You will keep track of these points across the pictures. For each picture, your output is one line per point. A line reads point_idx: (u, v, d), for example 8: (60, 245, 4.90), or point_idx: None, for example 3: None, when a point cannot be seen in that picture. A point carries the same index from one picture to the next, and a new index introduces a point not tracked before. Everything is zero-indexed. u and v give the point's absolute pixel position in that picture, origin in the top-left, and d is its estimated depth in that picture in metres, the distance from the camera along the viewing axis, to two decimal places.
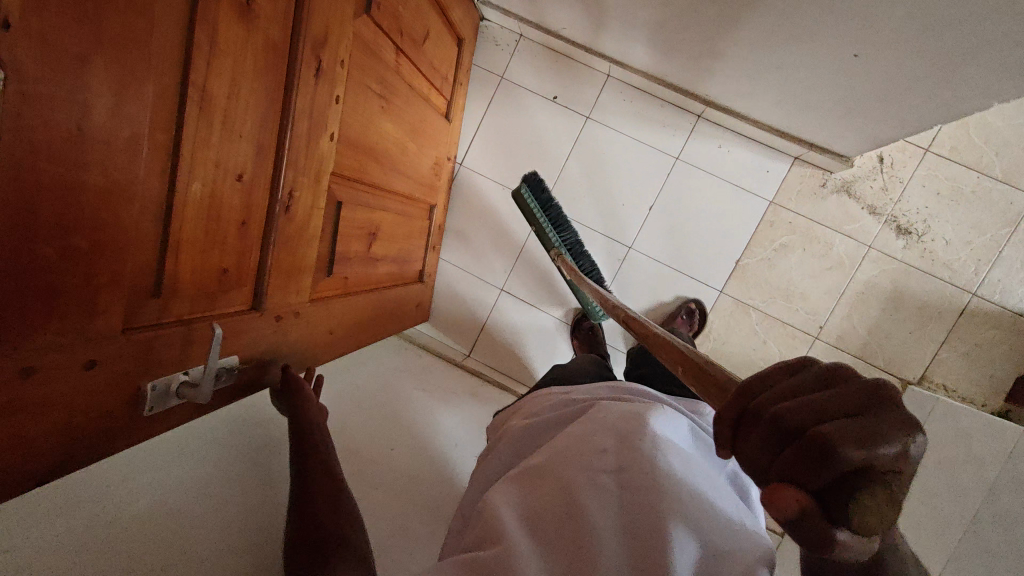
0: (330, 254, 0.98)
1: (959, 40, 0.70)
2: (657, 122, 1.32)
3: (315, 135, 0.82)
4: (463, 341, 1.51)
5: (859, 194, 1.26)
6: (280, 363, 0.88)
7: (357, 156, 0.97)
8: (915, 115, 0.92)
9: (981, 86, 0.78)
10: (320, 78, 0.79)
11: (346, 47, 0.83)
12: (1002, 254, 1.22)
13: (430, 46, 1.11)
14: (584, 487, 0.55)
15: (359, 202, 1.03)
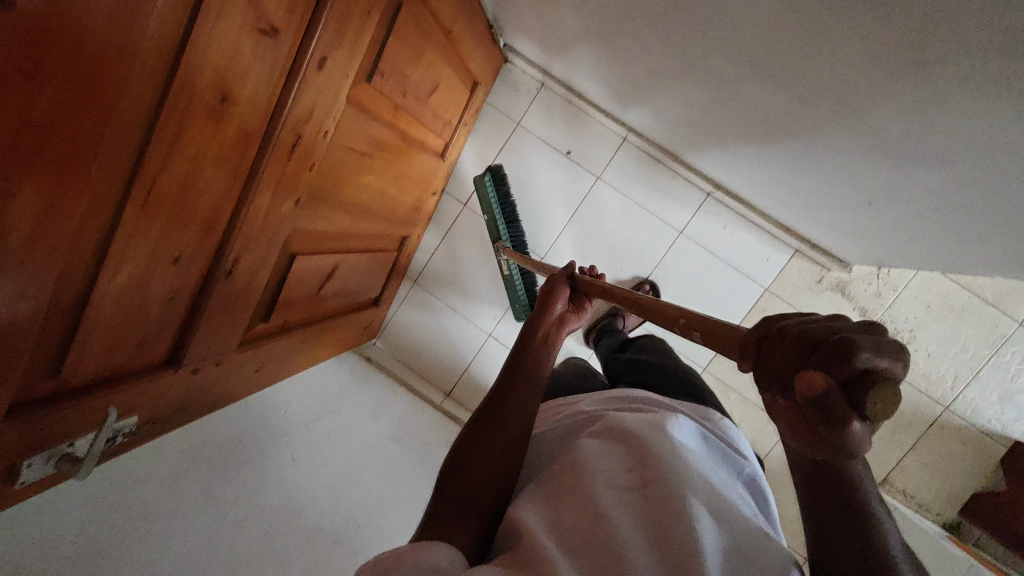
0: (272, 299, 0.89)
1: (993, 212, 0.67)
2: (667, 193, 1.28)
3: (278, 201, 0.73)
4: (444, 380, 1.45)
5: (854, 295, 1.25)
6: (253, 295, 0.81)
7: (326, 212, 0.88)
8: (924, 255, 0.90)
9: (999, 250, 0.76)
10: (298, 148, 0.70)
11: (335, 117, 0.74)
12: (979, 373, 1.23)
13: (437, 96, 1.03)
14: (608, 493, 0.48)
15: (316, 251, 0.93)
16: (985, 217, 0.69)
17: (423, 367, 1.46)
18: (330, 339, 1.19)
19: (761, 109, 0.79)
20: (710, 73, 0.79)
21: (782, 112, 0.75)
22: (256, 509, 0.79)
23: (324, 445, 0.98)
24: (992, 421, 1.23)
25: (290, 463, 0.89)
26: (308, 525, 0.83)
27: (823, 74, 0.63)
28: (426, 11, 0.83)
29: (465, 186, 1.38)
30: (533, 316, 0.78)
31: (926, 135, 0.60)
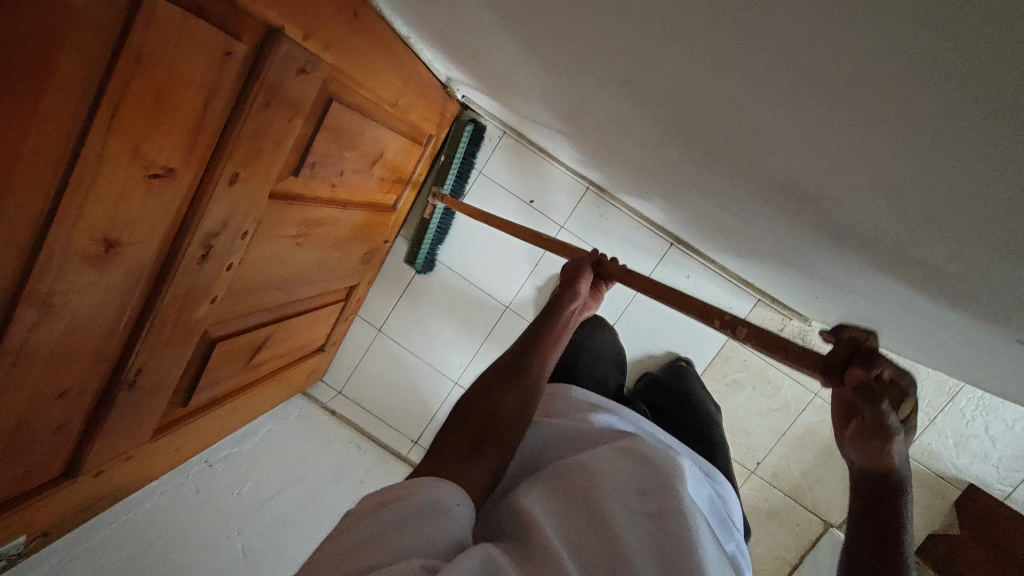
0: (194, 384, 0.80)
1: (923, 325, 0.68)
2: (631, 243, 1.28)
3: (191, 307, 0.66)
4: (411, 427, 1.40)
5: (813, 346, 1.27)
6: (209, 336, 0.76)
7: (253, 294, 0.81)
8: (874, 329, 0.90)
9: (937, 348, 0.77)
10: (210, 257, 0.64)
11: (256, 214, 0.69)
12: (935, 419, 1.25)
13: (385, 161, 0.99)
14: (621, 506, 0.49)
15: (241, 326, 0.84)
16: (928, 330, 0.68)
17: (388, 416, 1.40)
18: (270, 398, 1.13)
19: (708, 203, 0.78)
20: (654, 164, 0.77)
21: (729, 210, 0.74)
22: None
23: (277, 526, 0.93)
24: (949, 465, 1.25)
25: (240, 554, 0.84)
26: None
27: (761, 197, 0.61)
28: (363, 96, 0.80)
29: None
30: (556, 300, 0.77)
31: (862, 265, 0.60)
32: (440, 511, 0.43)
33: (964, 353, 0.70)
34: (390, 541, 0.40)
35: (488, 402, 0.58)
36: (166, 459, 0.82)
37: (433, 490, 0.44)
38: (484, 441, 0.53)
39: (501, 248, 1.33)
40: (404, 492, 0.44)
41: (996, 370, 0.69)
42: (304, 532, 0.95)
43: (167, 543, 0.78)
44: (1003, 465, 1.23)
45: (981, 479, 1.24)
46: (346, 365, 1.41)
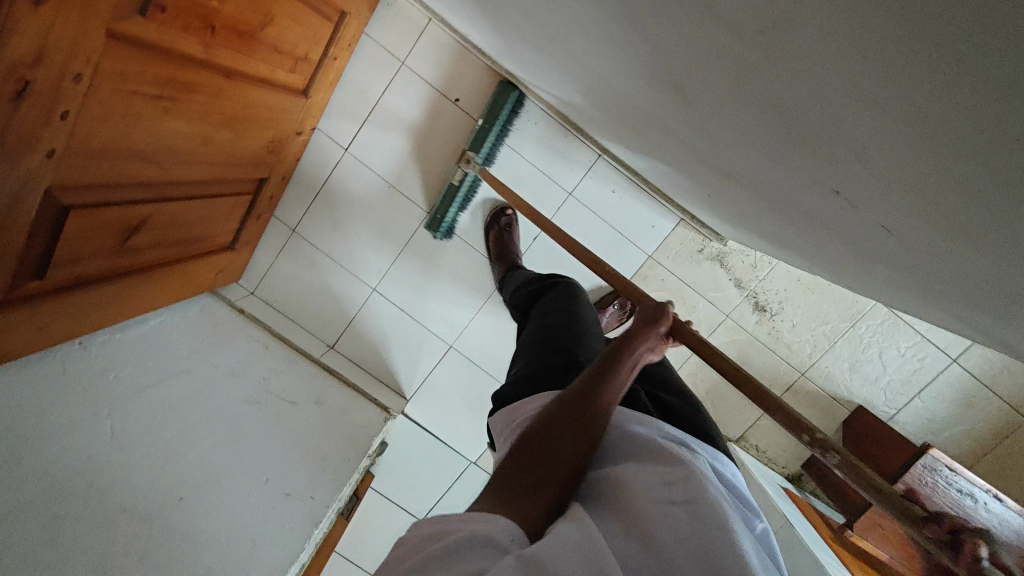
0: (51, 258, 0.71)
1: (792, 230, 0.69)
2: (559, 151, 1.24)
3: (18, 158, 0.57)
4: (326, 332, 1.38)
5: (729, 268, 1.28)
6: (60, 202, 0.66)
7: (110, 159, 0.70)
8: (766, 244, 0.91)
9: (811, 259, 0.78)
10: (30, 97, 0.54)
11: (90, 53, 0.59)
12: (835, 344, 1.30)
13: (277, 27, 0.89)
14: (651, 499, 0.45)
15: (106, 199, 0.74)
16: (797, 236, 0.67)
17: (304, 320, 1.38)
18: (170, 295, 1.04)
19: (606, 93, 0.73)
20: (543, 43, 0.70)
21: (622, 99, 0.70)
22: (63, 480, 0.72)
23: (162, 413, 0.90)
24: (842, 387, 1.32)
25: (108, 434, 0.80)
26: (132, 499, 0.77)
27: (630, 70, 0.57)
28: None
29: (345, 129, 1.26)
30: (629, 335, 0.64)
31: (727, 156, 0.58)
32: (487, 546, 0.38)
33: (832, 264, 0.70)
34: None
35: (554, 432, 0.50)
36: (40, 339, 0.76)
37: (479, 523, 0.40)
38: (546, 482, 0.46)
39: (424, 149, 1.28)
40: (450, 529, 0.40)
41: (854, 278, 0.71)
42: (195, 421, 0.93)
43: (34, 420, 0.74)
44: (890, 388, 1.31)
45: (869, 400, 1.32)
46: (260, 266, 1.35)
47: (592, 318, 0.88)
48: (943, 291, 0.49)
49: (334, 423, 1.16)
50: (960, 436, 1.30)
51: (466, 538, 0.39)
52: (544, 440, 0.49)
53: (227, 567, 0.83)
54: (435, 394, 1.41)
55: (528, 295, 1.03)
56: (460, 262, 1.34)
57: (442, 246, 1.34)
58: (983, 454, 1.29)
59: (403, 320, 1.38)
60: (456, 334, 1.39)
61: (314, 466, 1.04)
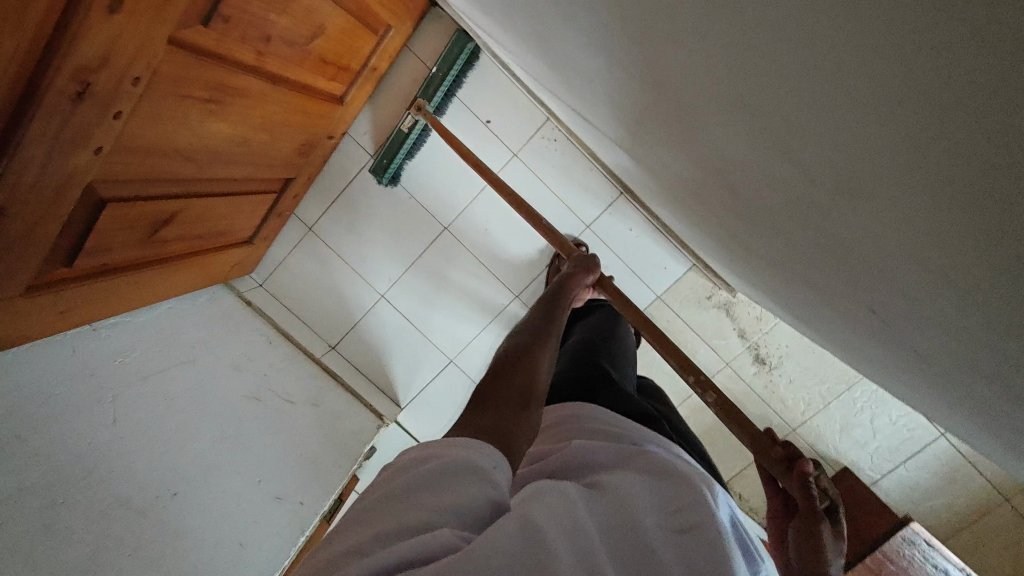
0: (77, 247, 0.71)
1: (802, 310, 0.71)
2: (581, 185, 1.26)
3: (65, 153, 0.58)
4: (330, 332, 1.38)
5: (734, 318, 1.30)
6: (97, 196, 0.68)
7: (152, 158, 0.71)
8: (774, 307, 0.93)
9: (818, 334, 0.80)
10: (89, 98, 0.56)
11: (150, 61, 0.60)
12: (829, 405, 1.32)
13: (326, 40, 0.90)
14: (654, 525, 0.44)
15: (143, 194, 0.75)
16: (808, 312, 0.69)
17: (309, 318, 1.38)
18: (183, 285, 1.05)
19: (640, 150, 0.75)
20: (587, 97, 0.72)
21: (653, 159, 0.72)
22: (67, 459, 0.72)
23: (165, 401, 0.90)
24: (831, 447, 1.34)
25: (109, 423, 0.80)
26: (131, 482, 0.78)
27: (669, 143, 0.58)
28: None
29: (375, 136, 1.27)
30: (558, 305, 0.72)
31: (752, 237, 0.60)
32: (475, 476, 0.39)
33: (838, 344, 0.72)
34: (408, 504, 0.37)
35: (521, 364, 0.53)
36: (53, 320, 0.76)
37: (468, 453, 0.40)
38: (527, 406, 0.48)
39: (450, 167, 1.29)
40: (438, 453, 0.40)
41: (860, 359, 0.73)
42: (195, 410, 0.94)
43: (42, 395, 0.74)
44: (877, 454, 1.33)
45: (855, 463, 1.34)
46: (273, 260, 1.35)
47: (636, 372, 0.88)
48: (952, 398, 0.50)
49: (328, 426, 1.16)
50: (939, 508, 1.32)
51: (458, 462, 0.39)
52: (515, 368, 0.52)
53: (212, 565, 0.83)
54: (429, 406, 1.42)
55: (573, 314, 1.06)
56: (471, 280, 1.36)
57: (455, 260, 1.34)
58: (960, 528, 1.31)
59: (407, 329, 1.39)
60: (458, 350, 1.39)
61: (305, 469, 1.05)
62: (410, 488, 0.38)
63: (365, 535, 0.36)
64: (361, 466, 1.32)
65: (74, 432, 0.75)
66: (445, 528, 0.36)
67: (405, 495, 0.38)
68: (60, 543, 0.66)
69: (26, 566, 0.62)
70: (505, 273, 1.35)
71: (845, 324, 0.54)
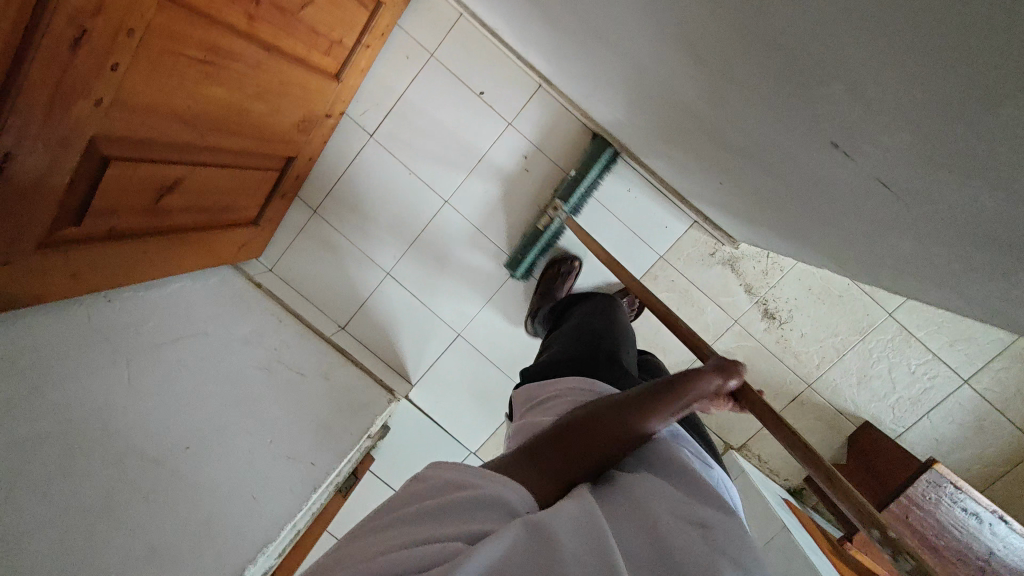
0: (84, 204, 0.74)
1: (792, 226, 0.71)
2: (577, 149, 1.27)
3: (66, 102, 0.61)
4: (339, 312, 1.41)
5: (740, 273, 1.28)
6: (101, 155, 0.71)
7: (153, 119, 0.75)
8: (772, 242, 0.93)
9: (816, 258, 0.80)
10: (85, 46, 0.59)
11: (143, 14, 0.63)
12: (844, 357, 1.29)
13: (316, 9, 0.94)
14: (672, 516, 0.44)
15: (148, 157, 0.79)
16: (798, 225, 0.69)
17: (317, 299, 1.41)
18: (192, 261, 1.08)
19: (621, 81, 0.76)
20: (567, 27, 0.73)
21: (634, 88, 0.74)
22: (83, 409, 0.75)
23: (177, 365, 0.93)
24: (849, 401, 1.31)
25: (123, 381, 0.82)
26: (145, 434, 0.80)
27: (640, 48, 0.59)
28: None
29: (372, 115, 1.30)
30: (693, 370, 0.58)
31: (730, 140, 0.60)
32: (497, 509, 0.40)
33: (839, 259, 0.70)
34: (433, 523, 0.39)
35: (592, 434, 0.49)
36: (65, 280, 0.79)
37: (497, 488, 0.41)
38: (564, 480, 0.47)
39: (448, 142, 1.31)
40: (471, 487, 0.42)
41: (858, 273, 0.72)
42: (207, 375, 0.96)
43: (57, 350, 0.77)
44: (898, 405, 1.30)
45: (876, 416, 1.30)
46: (280, 244, 1.39)
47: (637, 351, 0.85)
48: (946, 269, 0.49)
49: (338, 397, 1.18)
50: (966, 459, 1.28)
51: (489, 497, 0.41)
52: (583, 430, 0.49)
53: (225, 519, 0.84)
54: (440, 382, 1.42)
55: (570, 302, 1.06)
56: (474, 253, 1.37)
57: (457, 234, 1.36)
58: (989, 478, 1.27)
59: (415, 306, 1.41)
60: (465, 323, 1.40)
61: (316, 435, 1.06)
62: (430, 507, 0.40)
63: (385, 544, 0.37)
64: (375, 442, 1.33)
65: (89, 386, 0.78)
66: (457, 540, 0.36)
67: (432, 514, 0.39)
68: (77, 484, 0.69)
69: (45, 502, 0.65)
70: (508, 245, 1.36)
71: (827, 211, 0.54)
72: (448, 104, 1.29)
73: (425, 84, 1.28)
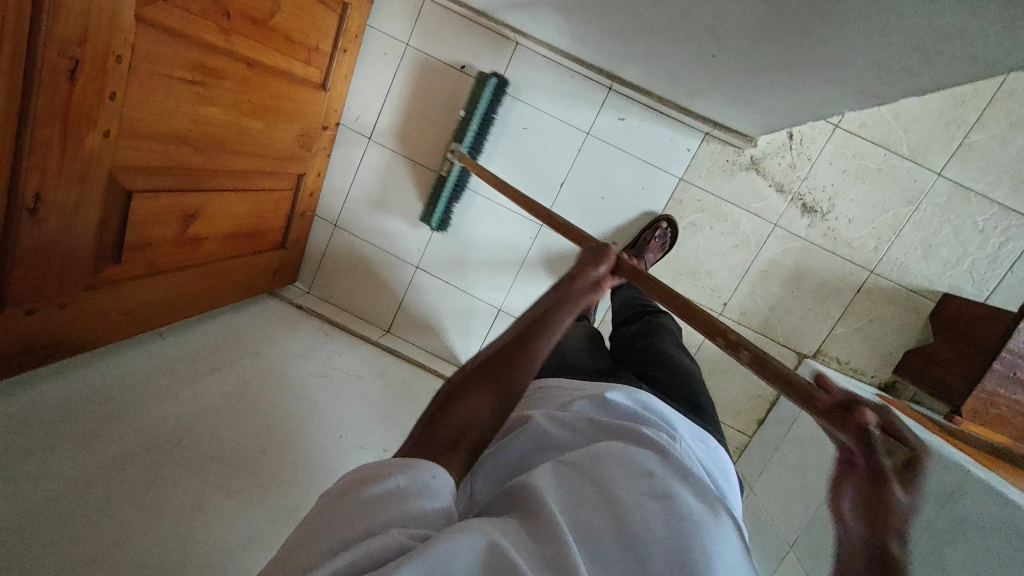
0: (119, 240, 0.79)
1: (803, 72, 0.67)
2: (569, 95, 1.26)
3: (78, 135, 0.65)
4: (381, 317, 1.44)
5: (767, 173, 1.23)
6: (123, 189, 0.75)
7: (160, 146, 0.79)
8: (788, 112, 0.88)
9: (838, 104, 0.75)
10: (80, 77, 0.63)
11: (126, 39, 0.67)
12: (902, 232, 1.21)
13: (286, 17, 0.97)
14: (629, 493, 0.46)
15: (166, 185, 0.83)
16: (806, 68, 0.66)
17: (357, 309, 1.44)
18: (233, 289, 1.13)
19: None
20: None
21: None
22: (158, 431, 0.78)
23: (238, 382, 0.96)
24: (920, 277, 1.22)
25: (191, 402, 0.86)
26: (220, 444, 0.83)
27: None
28: None
29: (366, 119, 1.33)
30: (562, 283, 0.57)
31: None
32: (428, 500, 0.41)
33: (860, 89, 0.66)
34: (368, 510, 0.39)
35: (491, 383, 0.47)
36: (119, 317, 0.84)
37: (416, 474, 0.42)
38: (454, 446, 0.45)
39: (444, 125, 1.32)
40: (392, 473, 0.41)
41: (884, 100, 0.67)
42: (267, 388, 0.99)
43: (124, 384, 0.82)
44: (976, 267, 1.20)
45: (954, 285, 1.21)
46: (311, 265, 1.43)
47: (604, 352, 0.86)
48: (974, 28, 0.45)
49: (397, 391, 1.19)
50: None
51: (411, 482, 0.41)
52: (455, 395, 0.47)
53: None
54: None
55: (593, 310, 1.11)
56: (496, 227, 1.36)
57: (473, 212, 1.36)
58: None
59: (450, 292, 1.41)
60: (502, 297, 1.40)
61: (385, 425, 1.07)
62: (361, 501, 0.40)
63: (322, 548, 0.38)
64: None
65: (161, 412, 0.81)
66: (395, 534, 0.38)
67: (367, 501, 0.40)
68: (166, 494, 0.72)
69: (141, 514, 0.68)
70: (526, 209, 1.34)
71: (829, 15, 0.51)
72: (436, 87, 1.29)
73: (407, 74, 1.30)
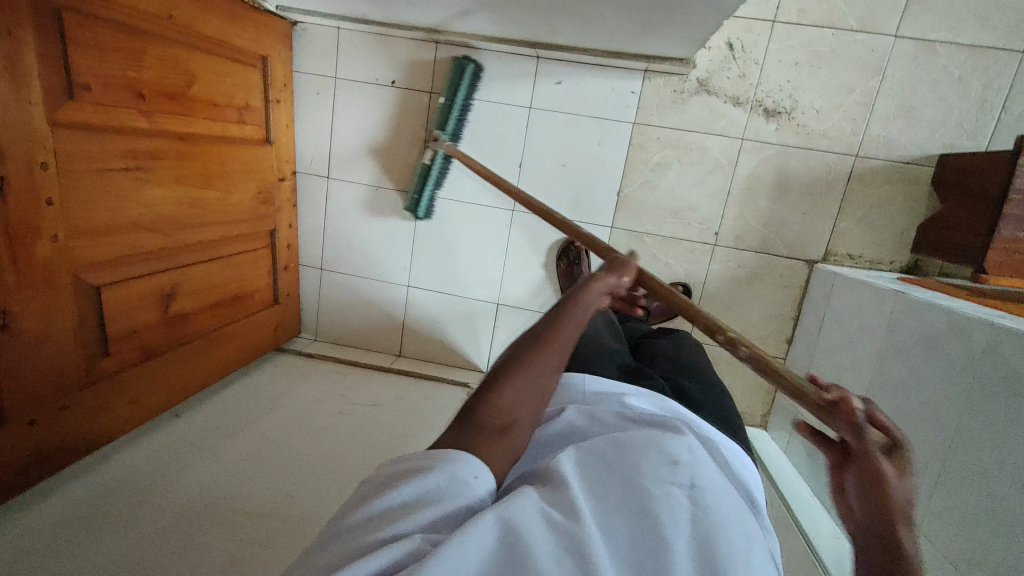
0: (102, 335, 0.82)
1: None
2: (501, 76, 1.25)
3: (26, 246, 0.68)
4: (390, 344, 1.45)
5: (718, 90, 1.19)
6: (89, 286, 0.79)
7: (115, 237, 0.82)
8: (707, 17, 0.85)
9: None
10: (11, 191, 0.66)
11: (46, 145, 0.70)
12: (875, 106, 1.15)
13: (205, 84, 1.00)
14: (657, 482, 0.45)
15: (136, 273, 0.87)
16: None
17: (365, 343, 1.46)
18: (236, 354, 1.16)
19: None
20: None
21: None
22: (185, 502, 0.81)
23: (258, 439, 0.99)
24: (909, 147, 1.16)
25: (214, 468, 0.89)
26: (249, 499, 0.85)
27: None
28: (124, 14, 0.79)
29: (320, 161, 1.36)
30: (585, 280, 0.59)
31: None
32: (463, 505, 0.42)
33: None
34: (399, 511, 0.41)
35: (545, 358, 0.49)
36: (126, 408, 0.87)
37: (456, 471, 0.42)
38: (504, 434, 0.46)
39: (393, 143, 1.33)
40: (434, 465, 0.43)
41: None
42: (288, 436, 1.01)
43: (144, 467, 0.85)
44: (965, 118, 1.13)
45: (948, 143, 1.14)
46: (310, 313, 1.46)
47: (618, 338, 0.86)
48: None
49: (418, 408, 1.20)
50: None
51: (448, 478, 0.42)
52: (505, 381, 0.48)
53: None
54: None
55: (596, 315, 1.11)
56: (472, 225, 1.36)
57: (445, 216, 1.36)
58: None
59: (447, 301, 1.42)
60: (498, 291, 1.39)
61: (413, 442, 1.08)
62: (389, 501, 0.41)
63: (346, 546, 0.39)
64: None
65: (185, 484, 0.84)
66: (418, 538, 0.39)
67: (398, 505, 0.41)
68: (206, 558, 0.74)
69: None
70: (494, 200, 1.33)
71: None
72: (374, 109, 1.31)
73: (343, 105, 1.31)
